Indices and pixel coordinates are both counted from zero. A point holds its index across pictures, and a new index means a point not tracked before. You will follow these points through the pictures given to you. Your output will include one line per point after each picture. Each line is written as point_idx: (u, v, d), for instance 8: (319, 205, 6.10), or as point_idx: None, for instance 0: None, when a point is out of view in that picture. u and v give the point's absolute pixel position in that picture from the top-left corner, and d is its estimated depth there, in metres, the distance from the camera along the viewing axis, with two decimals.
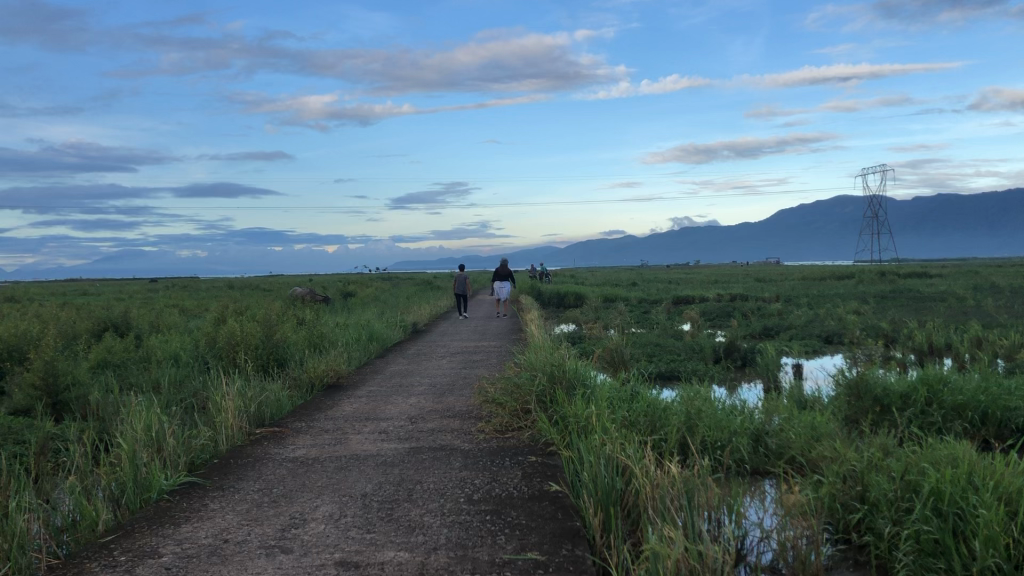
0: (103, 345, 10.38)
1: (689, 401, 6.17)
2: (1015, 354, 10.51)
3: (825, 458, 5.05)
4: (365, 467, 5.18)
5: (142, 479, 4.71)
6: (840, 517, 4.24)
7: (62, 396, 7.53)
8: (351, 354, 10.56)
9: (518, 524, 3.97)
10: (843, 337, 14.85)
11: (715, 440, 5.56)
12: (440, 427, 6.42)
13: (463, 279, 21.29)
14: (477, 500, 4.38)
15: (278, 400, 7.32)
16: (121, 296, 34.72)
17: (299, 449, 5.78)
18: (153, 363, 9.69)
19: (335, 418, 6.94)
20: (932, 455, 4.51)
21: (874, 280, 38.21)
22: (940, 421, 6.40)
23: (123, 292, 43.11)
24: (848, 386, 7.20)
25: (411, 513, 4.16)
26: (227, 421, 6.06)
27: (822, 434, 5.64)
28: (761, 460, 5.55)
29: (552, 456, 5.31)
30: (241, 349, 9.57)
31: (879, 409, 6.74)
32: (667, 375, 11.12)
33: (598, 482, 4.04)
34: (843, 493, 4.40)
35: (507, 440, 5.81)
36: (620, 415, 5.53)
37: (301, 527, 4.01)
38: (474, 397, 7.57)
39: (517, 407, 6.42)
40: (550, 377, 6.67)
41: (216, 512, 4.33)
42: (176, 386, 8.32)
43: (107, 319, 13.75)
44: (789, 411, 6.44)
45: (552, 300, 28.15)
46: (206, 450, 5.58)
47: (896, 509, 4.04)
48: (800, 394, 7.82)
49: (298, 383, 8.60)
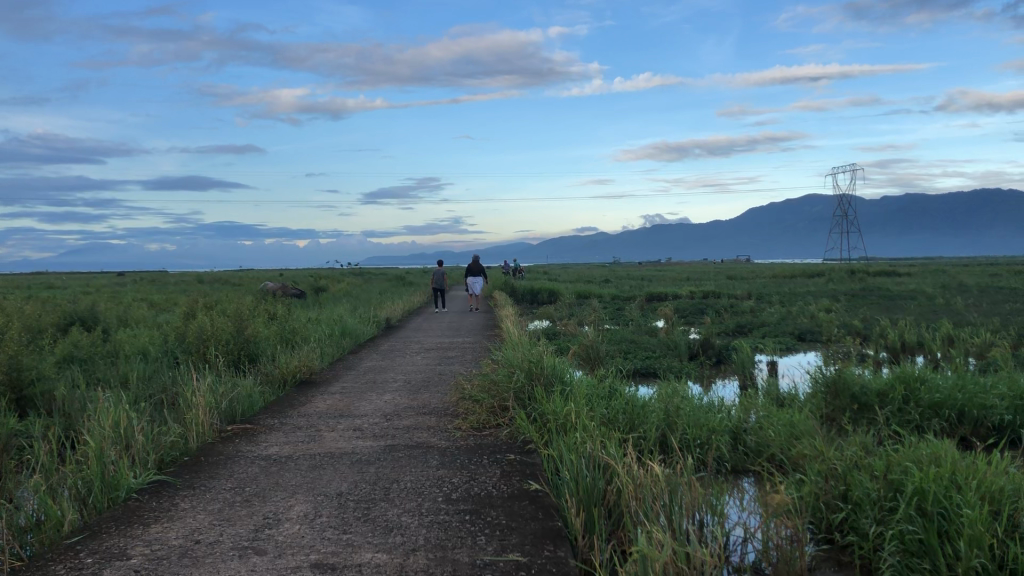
0: (70, 338, 10.19)
1: (668, 399, 6.10)
2: (987, 352, 10.64)
3: (807, 456, 5.02)
4: (340, 465, 5.09)
5: (109, 477, 4.57)
6: (823, 517, 4.20)
7: (26, 391, 7.36)
8: (325, 351, 10.42)
9: (498, 524, 3.89)
10: (817, 334, 14.93)
11: (695, 438, 5.49)
12: (416, 424, 6.32)
13: (442, 274, 21.28)
14: (455, 499, 4.29)
15: (249, 397, 7.16)
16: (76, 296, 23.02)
17: (272, 446, 5.66)
18: (120, 357, 9.52)
19: (308, 415, 6.81)
20: (914, 454, 4.49)
21: (842, 279, 39.08)
22: (918, 419, 6.41)
23: (74, 285, 37.20)
24: (826, 383, 7.21)
25: (389, 513, 4.06)
26: (198, 419, 5.91)
27: (803, 432, 5.60)
28: (742, 458, 5.51)
29: (530, 454, 5.24)
30: (212, 344, 9.39)
31: (856, 408, 6.76)
32: (644, 371, 11.11)
33: (579, 482, 3.97)
34: (826, 493, 4.37)
35: (485, 438, 5.72)
36: (599, 411, 5.46)
37: (275, 528, 3.90)
38: (450, 394, 7.47)
39: (494, 404, 6.32)
40: (527, 374, 6.61)
41: (188, 511, 4.21)
42: (145, 380, 8.16)
43: (72, 314, 13.47)
44: (767, 408, 6.41)
45: (525, 296, 28.02)
46: (176, 448, 5.45)
47: (880, 509, 4.02)
48: (776, 391, 7.82)
49: (270, 378, 8.44)
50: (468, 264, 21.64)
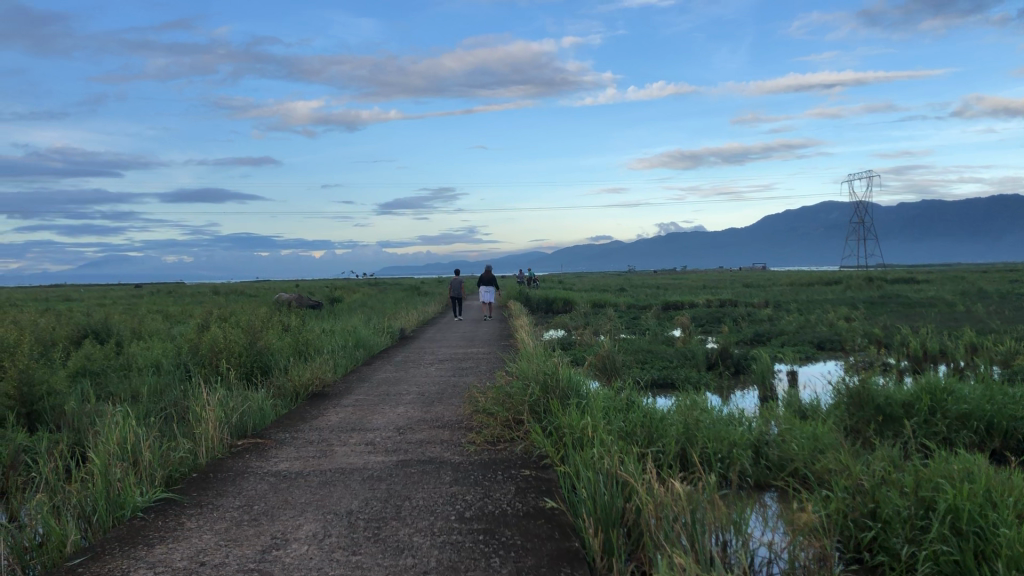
0: (83, 351, 10.13)
1: (687, 411, 5.93)
2: (1012, 361, 10.41)
3: (832, 471, 4.88)
4: (351, 481, 4.96)
5: (115, 495, 4.46)
6: (852, 535, 4.02)
7: (37, 406, 7.28)
8: (337, 362, 10.34)
9: (512, 545, 3.74)
10: (837, 344, 14.73)
11: (716, 452, 5.32)
12: (429, 438, 6.20)
13: (458, 283, 21.20)
14: (469, 518, 4.16)
15: (261, 410, 7.06)
16: (91, 309, 22.96)
17: (283, 462, 5.55)
18: (133, 370, 9.45)
19: (319, 429, 6.70)
20: (945, 469, 4.33)
21: (859, 285, 38.87)
22: (946, 432, 6.24)
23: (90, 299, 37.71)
24: (849, 394, 7.05)
25: (400, 533, 3.93)
26: (208, 433, 5.81)
27: (826, 447, 5.46)
28: (763, 472, 5.36)
29: (547, 470, 5.11)
30: (224, 356, 9.33)
31: (882, 419, 6.59)
32: (661, 383, 10.95)
33: (597, 500, 3.83)
34: (855, 510, 4.20)
35: (499, 453, 5.59)
36: (616, 425, 5.30)
37: (282, 549, 3.77)
38: (463, 407, 7.35)
39: (509, 417, 6.19)
40: (542, 387, 6.46)
41: (194, 531, 4.09)
42: (156, 394, 8.09)
43: (86, 326, 13.44)
44: (788, 421, 6.25)
45: (540, 305, 27.89)
46: (186, 463, 5.35)
47: (911, 527, 3.86)
48: (798, 401, 7.65)
49: (282, 392, 8.34)
50: (482, 274, 21.54)
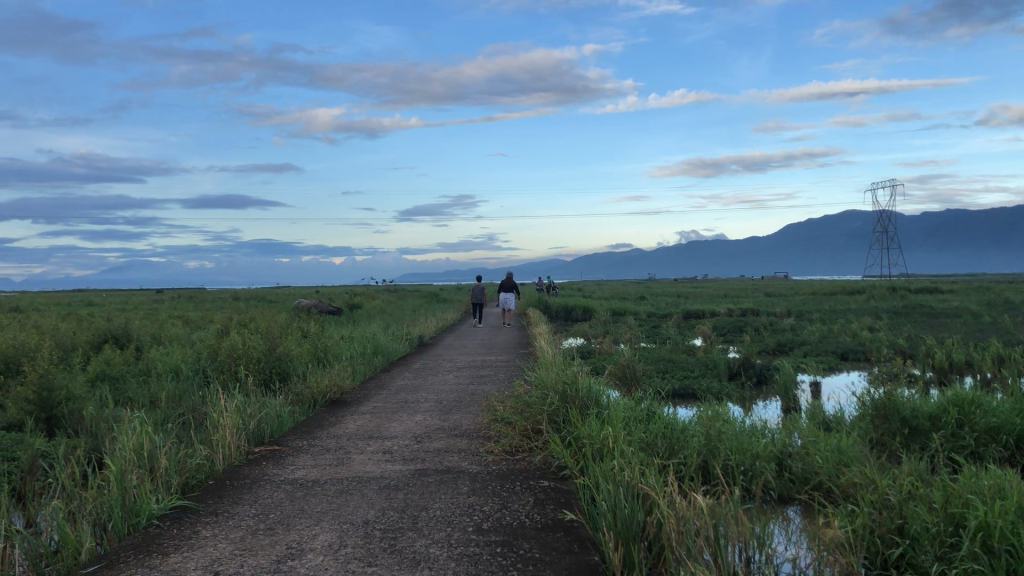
0: (103, 356, 10.16)
1: (709, 422, 5.83)
2: None
3: (858, 485, 4.79)
4: (367, 491, 4.91)
5: (131, 503, 4.43)
6: (879, 551, 3.91)
7: (56, 411, 7.28)
8: (356, 369, 10.30)
9: (530, 558, 3.68)
10: (860, 355, 14.55)
11: (738, 464, 5.23)
12: (447, 447, 6.14)
13: (479, 290, 21.14)
14: (487, 529, 4.09)
15: (279, 416, 7.03)
16: (113, 313, 23.16)
17: (299, 470, 5.51)
18: (152, 376, 9.46)
19: (337, 436, 6.65)
20: (975, 485, 4.22)
21: (882, 294, 38.57)
22: (974, 446, 6.10)
23: (115, 305, 38.22)
24: (874, 406, 6.92)
25: (416, 544, 3.87)
26: (225, 440, 5.78)
27: (851, 460, 5.36)
28: (786, 486, 5.26)
29: (566, 481, 5.04)
30: (242, 362, 9.32)
31: (908, 432, 6.45)
32: (682, 393, 10.84)
33: (617, 513, 3.76)
34: (882, 525, 4.09)
35: (518, 463, 5.53)
36: (637, 435, 5.22)
37: (297, 559, 3.72)
38: (482, 416, 7.28)
39: (527, 427, 6.12)
40: (561, 396, 6.38)
41: (208, 540, 4.05)
42: (174, 400, 8.08)
43: (106, 331, 13.49)
44: (812, 433, 6.13)
45: (560, 313, 27.81)
46: (202, 470, 5.33)
47: (941, 544, 3.75)
48: (821, 413, 7.51)
49: (300, 398, 8.30)
50: (502, 281, 21.48)
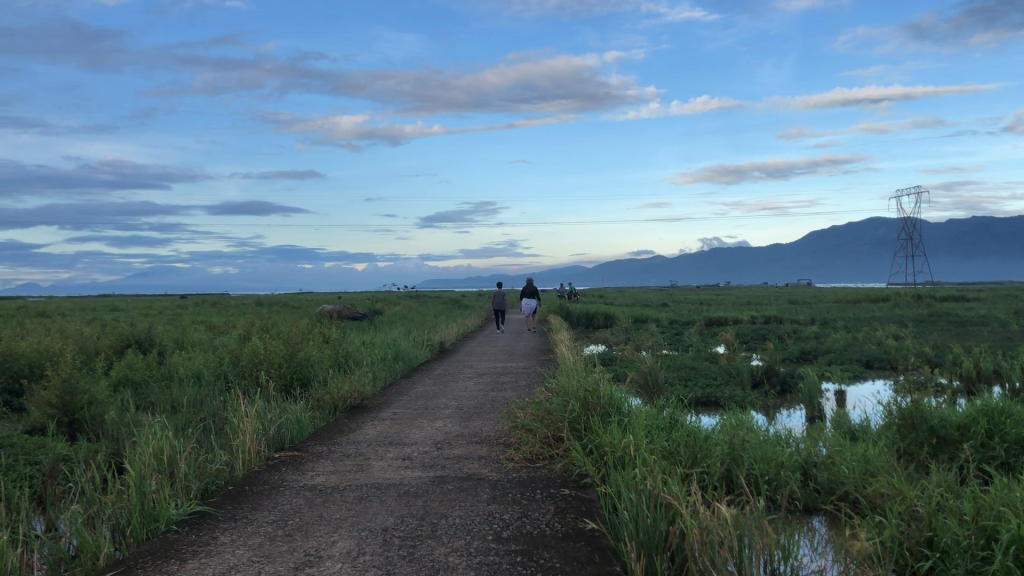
0: (126, 361, 10.22)
1: (732, 431, 5.75)
2: None
3: (885, 496, 4.70)
4: (387, 498, 4.86)
5: (150, 508, 4.42)
6: (908, 564, 3.81)
7: (78, 415, 7.32)
8: (377, 374, 10.30)
9: (551, 568, 3.62)
10: (886, 363, 14.38)
11: (761, 474, 5.15)
12: (467, 454, 6.09)
13: (500, 296, 21.11)
14: (507, 538, 4.04)
15: (299, 422, 7.02)
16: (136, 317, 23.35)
17: (319, 475, 5.48)
18: (175, 380, 9.51)
19: (356, 442, 6.62)
20: (1006, 497, 4.12)
21: (908, 303, 38.15)
22: (1004, 457, 5.99)
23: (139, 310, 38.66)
24: (901, 414, 6.79)
25: (434, 553, 3.82)
26: (245, 446, 5.77)
27: (878, 470, 5.27)
28: (811, 496, 5.18)
29: (587, 490, 4.97)
30: (263, 367, 9.35)
31: (936, 442, 6.33)
32: (704, 401, 10.74)
33: (640, 523, 3.71)
34: (910, 537, 4.01)
35: (538, 471, 5.47)
36: (659, 444, 5.15)
37: (315, 566, 3.69)
38: (502, 422, 7.23)
39: (548, 435, 6.06)
40: (583, 404, 6.32)
41: (227, 546, 4.02)
42: (195, 404, 8.12)
43: (129, 336, 13.56)
44: (837, 442, 6.03)
45: (581, 319, 27.72)
46: (222, 476, 5.31)
47: (971, 558, 3.66)
48: (847, 422, 7.40)
49: (321, 404, 8.30)
50: (524, 287, 21.44)
